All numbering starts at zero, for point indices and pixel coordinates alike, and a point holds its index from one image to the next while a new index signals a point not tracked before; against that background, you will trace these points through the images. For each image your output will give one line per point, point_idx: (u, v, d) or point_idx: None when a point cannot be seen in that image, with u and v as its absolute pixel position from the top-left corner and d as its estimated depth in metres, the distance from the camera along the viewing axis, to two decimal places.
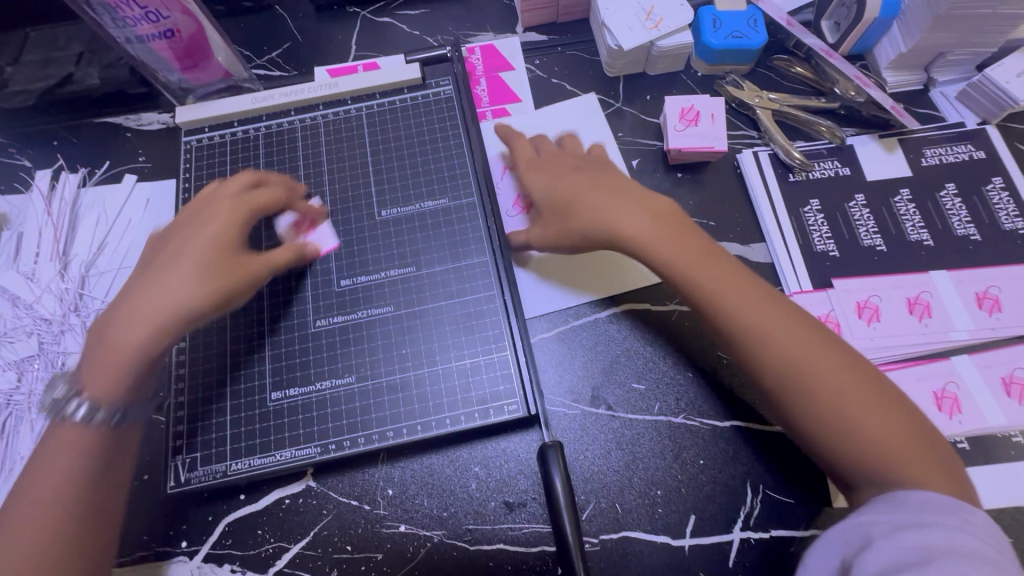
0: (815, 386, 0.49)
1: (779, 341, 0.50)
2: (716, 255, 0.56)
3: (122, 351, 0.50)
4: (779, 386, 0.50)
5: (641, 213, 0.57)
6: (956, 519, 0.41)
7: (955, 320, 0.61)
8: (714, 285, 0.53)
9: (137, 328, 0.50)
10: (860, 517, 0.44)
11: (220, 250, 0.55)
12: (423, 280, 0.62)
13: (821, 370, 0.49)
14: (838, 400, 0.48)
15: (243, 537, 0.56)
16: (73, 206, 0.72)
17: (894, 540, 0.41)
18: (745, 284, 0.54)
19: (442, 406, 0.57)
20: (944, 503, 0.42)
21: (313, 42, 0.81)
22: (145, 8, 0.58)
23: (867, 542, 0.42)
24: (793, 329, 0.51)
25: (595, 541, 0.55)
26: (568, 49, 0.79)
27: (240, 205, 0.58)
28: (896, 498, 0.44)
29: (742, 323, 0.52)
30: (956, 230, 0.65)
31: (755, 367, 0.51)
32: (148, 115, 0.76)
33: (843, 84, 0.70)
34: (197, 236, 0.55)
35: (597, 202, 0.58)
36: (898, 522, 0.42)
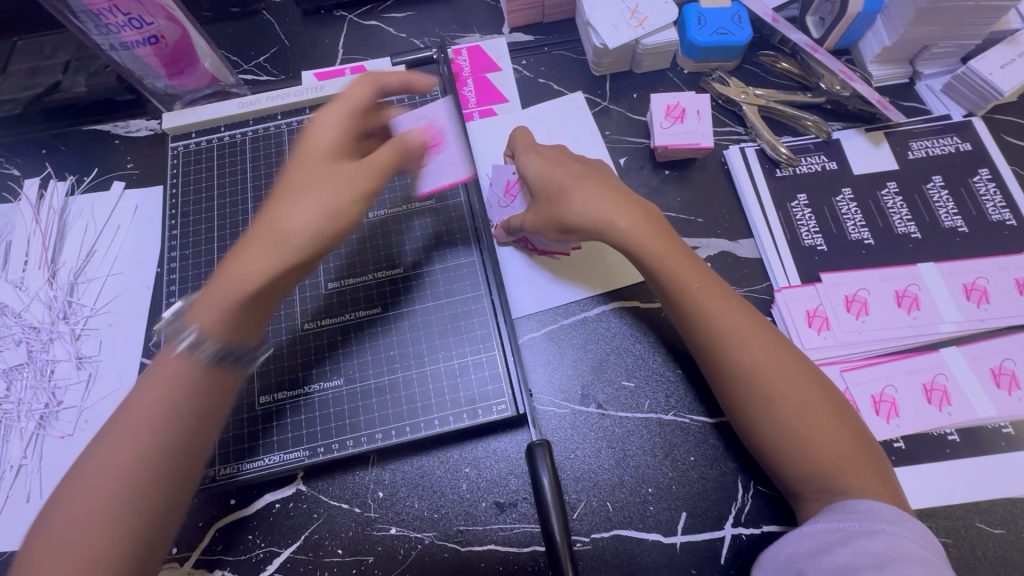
0: (780, 398, 0.50)
1: (754, 353, 0.51)
2: (701, 266, 0.56)
3: (206, 344, 0.46)
4: (749, 394, 0.51)
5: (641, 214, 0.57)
6: (901, 527, 0.44)
7: (944, 312, 0.61)
8: (698, 290, 0.54)
9: (260, 261, 0.46)
10: (815, 525, 0.46)
11: (312, 153, 0.50)
12: (411, 281, 0.62)
13: (785, 384, 0.50)
14: (799, 414, 0.49)
15: (233, 543, 0.56)
16: (62, 214, 0.72)
17: (848, 548, 0.43)
18: (726, 297, 0.54)
19: (431, 407, 0.57)
20: (890, 513, 0.45)
21: (300, 46, 0.81)
22: (128, 15, 0.58)
23: (822, 549, 0.44)
24: (768, 343, 0.52)
25: (586, 540, 0.55)
26: (555, 49, 0.79)
27: (326, 117, 0.52)
28: (847, 506, 0.46)
29: (721, 332, 0.52)
30: (943, 222, 0.65)
31: (725, 372, 0.52)
32: (137, 122, 0.76)
33: (829, 79, 0.70)
34: (330, 159, 0.50)
35: (594, 196, 0.57)
36: (852, 530, 0.44)
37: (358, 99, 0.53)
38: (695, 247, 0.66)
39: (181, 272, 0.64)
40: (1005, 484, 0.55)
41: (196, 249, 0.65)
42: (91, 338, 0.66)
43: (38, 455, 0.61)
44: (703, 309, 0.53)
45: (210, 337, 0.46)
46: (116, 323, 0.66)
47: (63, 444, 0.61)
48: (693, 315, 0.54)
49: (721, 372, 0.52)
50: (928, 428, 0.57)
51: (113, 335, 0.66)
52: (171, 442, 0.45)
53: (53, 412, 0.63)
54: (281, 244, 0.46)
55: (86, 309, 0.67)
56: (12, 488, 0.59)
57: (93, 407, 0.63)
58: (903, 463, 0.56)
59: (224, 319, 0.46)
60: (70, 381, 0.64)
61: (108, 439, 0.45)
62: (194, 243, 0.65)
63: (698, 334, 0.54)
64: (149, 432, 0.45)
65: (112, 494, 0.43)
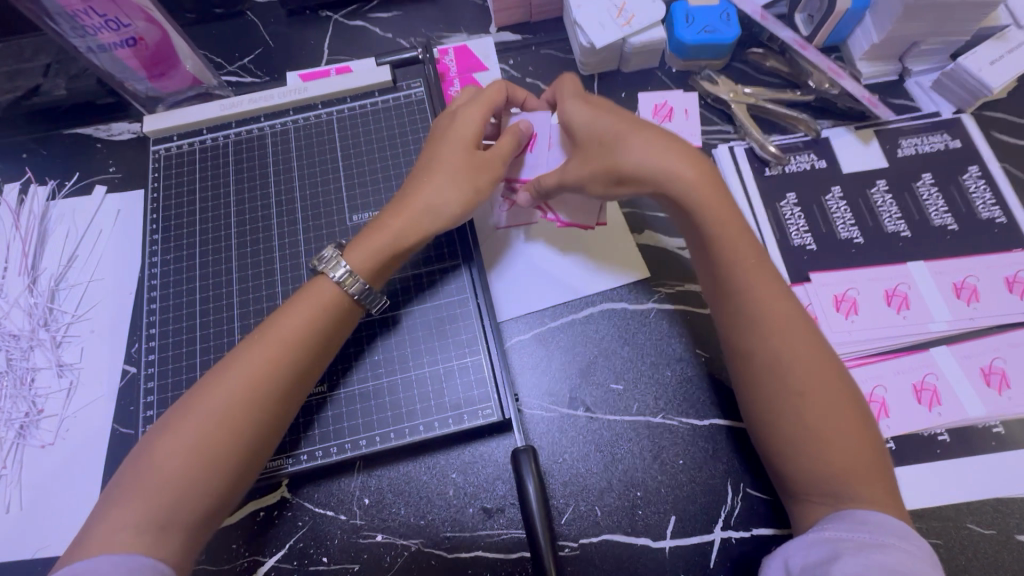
0: (811, 391, 0.47)
1: (792, 339, 0.48)
2: (752, 238, 0.53)
3: (287, 341, 0.50)
4: (776, 383, 0.48)
5: (692, 170, 0.53)
6: (910, 544, 0.41)
7: (934, 311, 0.61)
8: (743, 254, 0.52)
9: (368, 252, 0.54)
10: (821, 532, 0.43)
11: (461, 138, 0.57)
12: (396, 285, 0.61)
13: (814, 363, 0.47)
14: (826, 411, 0.46)
15: (216, 552, 0.55)
16: (42, 219, 0.71)
17: (857, 558, 0.40)
18: (773, 274, 0.51)
19: (417, 412, 0.56)
20: (901, 527, 0.42)
21: (285, 47, 0.80)
22: (105, 16, 0.57)
23: (829, 556, 0.41)
24: (807, 331, 0.49)
25: (575, 546, 0.55)
26: (542, 49, 0.78)
27: (467, 112, 0.59)
28: (856, 515, 0.43)
29: (757, 312, 0.50)
30: (933, 220, 0.65)
31: (751, 357, 0.49)
32: (118, 125, 0.75)
33: (817, 77, 0.70)
34: (453, 151, 0.57)
35: (646, 146, 0.53)
36: (861, 541, 0.41)
37: (466, 121, 0.58)
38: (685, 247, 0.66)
39: (163, 277, 0.63)
40: (996, 484, 0.54)
41: (178, 254, 0.64)
42: (72, 345, 0.65)
43: (18, 465, 0.60)
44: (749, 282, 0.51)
45: (287, 338, 0.50)
46: (98, 330, 0.65)
47: (43, 453, 0.60)
48: (734, 288, 0.51)
49: (749, 355, 0.49)
50: (918, 428, 0.56)
51: (95, 342, 0.65)
52: (260, 420, 0.48)
53: (34, 420, 0.62)
54: (436, 214, 0.56)
55: (67, 315, 0.66)
56: None
57: (74, 415, 0.62)
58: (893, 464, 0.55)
59: (376, 265, 0.55)
60: (52, 389, 0.63)
61: (195, 407, 0.47)
62: (176, 247, 0.65)
63: (732, 308, 0.51)
64: (232, 408, 0.47)
65: (167, 471, 0.45)
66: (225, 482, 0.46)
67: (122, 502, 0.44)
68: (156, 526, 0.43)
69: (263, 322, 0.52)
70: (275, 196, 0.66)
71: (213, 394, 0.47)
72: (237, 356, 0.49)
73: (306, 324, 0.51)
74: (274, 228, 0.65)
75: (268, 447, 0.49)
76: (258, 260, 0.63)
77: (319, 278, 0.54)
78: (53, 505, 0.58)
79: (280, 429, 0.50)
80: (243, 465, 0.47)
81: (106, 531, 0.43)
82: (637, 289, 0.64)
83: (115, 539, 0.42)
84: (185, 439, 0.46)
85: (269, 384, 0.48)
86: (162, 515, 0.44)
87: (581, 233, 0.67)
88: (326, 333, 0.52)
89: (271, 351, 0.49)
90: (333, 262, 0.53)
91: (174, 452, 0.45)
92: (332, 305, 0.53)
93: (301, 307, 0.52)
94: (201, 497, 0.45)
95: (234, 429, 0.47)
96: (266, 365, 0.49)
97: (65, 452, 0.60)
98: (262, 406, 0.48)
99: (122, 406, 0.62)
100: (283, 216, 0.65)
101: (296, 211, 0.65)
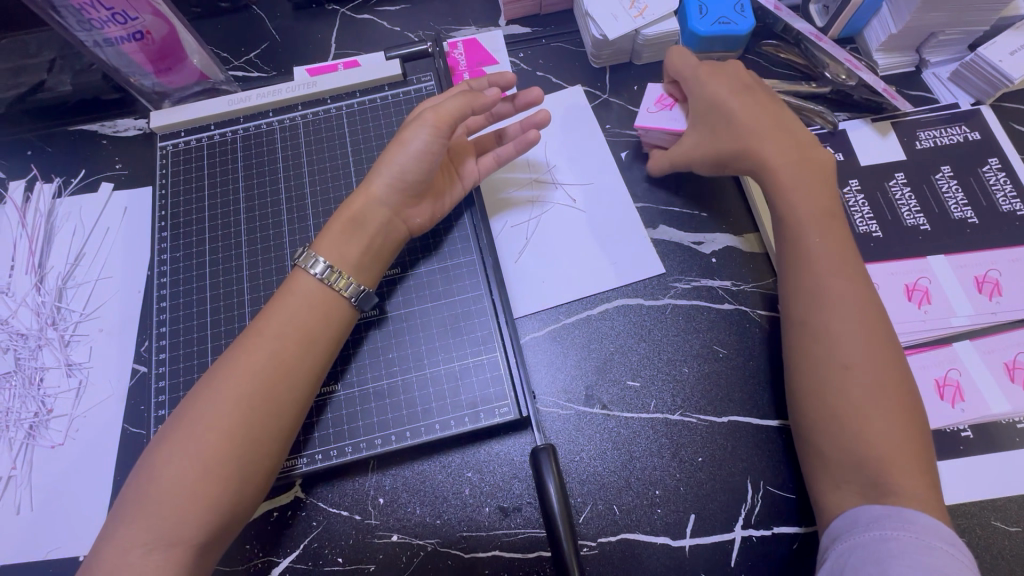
0: (862, 375, 0.47)
1: (861, 315, 0.49)
2: (845, 230, 0.55)
3: (267, 344, 0.49)
4: (826, 359, 0.48)
5: (789, 154, 0.58)
6: (956, 549, 0.41)
7: (955, 306, 0.60)
8: (814, 236, 0.53)
9: (332, 233, 0.55)
10: (865, 533, 0.42)
11: (425, 120, 0.55)
12: (409, 281, 0.61)
13: (862, 352, 0.47)
14: (879, 400, 0.46)
15: (229, 553, 0.54)
16: (48, 217, 0.70)
17: (904, 561, 0.39)
18: (852, 261, 0.52)
19: (432, 411, 0.56)
20: (947, 533, 0.42)
21: (292, 41, 0.79)
22: (111, 9, 0.56)
23: (875, 558, 0.40)
24: (868, 317, 0.49)
25: (593, 545, 0.54)
26: (553, 41, 0.77)
27: (444, 104, 0.55)
28: (902, 515, 0.42)
29: (824, 283, 0.51)
30: (953, 213, 0.64)
31: (811, 327, 0.50)
32: (124, 121, 0.74)
33: (833, 68, 0.69)
34: (410, 144, 0.55)
35: (758, 125, 0.59)
36: (908, 542, 0.41)
37: (447, 111, 0.55)
38: (700, 242, 0.65)
39: (172, 276, 0.63)
40: (1017, 480, 0.54)
41: (188, 250, 0.64)
42: (81, 344, 0.64)
43: (27, 465, 0.59)
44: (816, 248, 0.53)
45: (271, 345, 0.49)
46: (106, 329, 0.65)
47: (53, 453, 0.60)
48: (798, 274, 0.53)
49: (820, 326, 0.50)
50: (941, 425, 0.55)
51: (104, 342, 0.64)
52: (265, 430, 0.47)
53: (43, 421, 0.61)
54: (370, 188, 0.56)
55: (75, 314, 0.65)
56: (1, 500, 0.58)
57: (83, 416, 0.61)
58: None
59: (333, 246, 0.54)
60: (61, 389, 0.62)
61: (194, 413, 0.47)
62: (185, 243, 0.64)
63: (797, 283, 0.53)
64: (233, 413, 0.46)
65: (171, 486, 0.44)
66: (234, 488, 0.45)
67: (129, 519, 0.44)
68: (168, 541, 0.43)
69: (255, 320, 0.52)
70: (284, 193, 0.65)
71: (211, 400, 0.47)
72: (233, 359, 0.49)
73: (296, 324, 0.51)
74: (283, 226, 0.64)
75: (280, 450, 0.49)
76: (269, 254, 0.63)
77: (297, 272, 0.54)
78: (62, 507, 0.57)
79: (287, 433, 0.49)
80: (249, 467, 0.46)
81: (117, 551, 0.43)
82: (653, 284, 0.63)
83: (124, 559, 0.42)
84: (188, 447, 0.45)
85: (272, 387, 0.48)
86: (171, 529, 0.43)
87: (625, 265, 0.64)
88: (317, 333, 0.51)
89: (265, 353, 0.49)
90: (310, 257, 0.53)
91: (178, 463, 0.45)
92: (319, 303, 0.52)
93: (288, 306, 0.51)
94: (211, 502, 0.44)
95: (234, 435, 0.46)
96: (261, 368, 0.48)
97: (74, 451, 0.60)
98: (264, 407, 0.47)
99: (132, 405, 0.61)
100: (292, 214, 0.64)
101: (306, 208, 0.65)
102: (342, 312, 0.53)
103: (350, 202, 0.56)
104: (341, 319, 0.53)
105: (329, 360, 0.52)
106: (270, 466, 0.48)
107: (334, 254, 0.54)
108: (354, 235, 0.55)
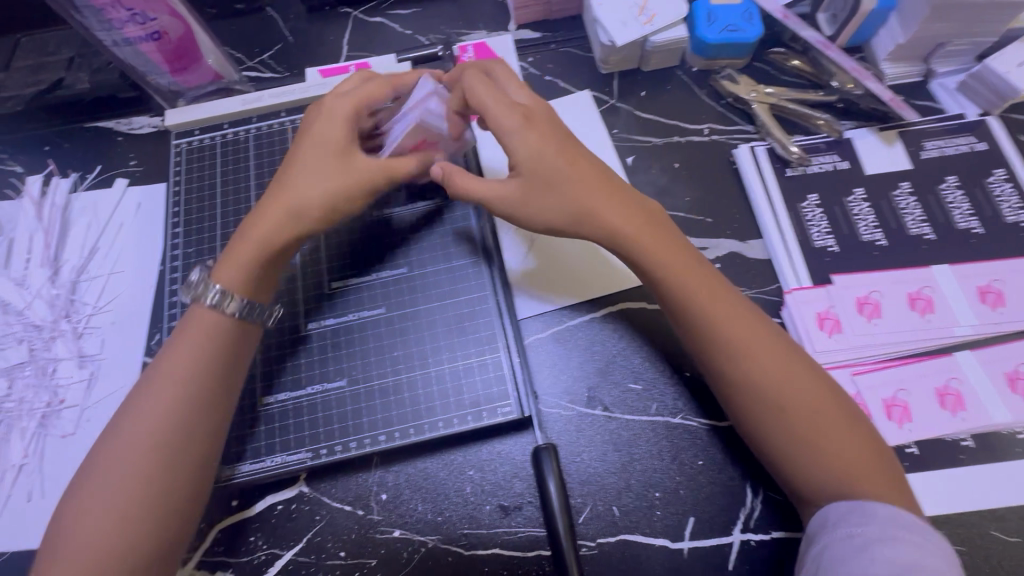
0: (793, 411, 0.48)
1: (768, 355, 0.49)
2: (697, 262, 0.54)
3: (191, 383, 0.50)
4: (765, 411, 0.48)
5: (603, 194, 0.54)
6: (921, 537, 0.42)
7: (959, 315, 0.60)
8: (683, 289, 0.52)
9: (260, 262, 0.54)
10: (835, 531, 0.44)
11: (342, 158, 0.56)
12: (416, 280, 0.62)
13: (789, 385, 0.48)
14: (823, 426, 0.47)
15: (234, 545, 0.55)
16: (64, 211, 0.71)
17: (870, 556, 0.41)
18: (734, 302, 0.52)
19: (436, 409, 0.56)
20: (913, 521, 0.43)
21: (305, 43, 0.80)
22: (131, 10, 0.58)
23: (844, 556, 0.42)
24: (776, 352, 0.49)
25: (592, 545, 0.54)
26: (562, 47, 0.78)
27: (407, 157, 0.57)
28: (866, 508, 0.44)
29: (728, 340, 0.50)
30: (957, 223, 0.64)
31: (733, 385, 0.50)
32: (140, 119, 0.76)
33: (840, 77, 0.70)
34: (335, 178, 0.55)
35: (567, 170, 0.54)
36: (873, 535, 0.42)
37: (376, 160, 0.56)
38: (704, 247, 0.66)
39: (184, 271, 0.64)
40: (1018, 491, 0.54)
41: (199, 247, 0.65)
42: (93, 336, 0.65)
43: (39, 454, 0.60)
44: (707, 315, 0.51)
45: (194, 385, 0.50)
46: (118, 322, 0.66)
47: (63, 442, 0.61)
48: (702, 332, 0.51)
49: (735, 384, 0.49)
50: (942, 434, 0.56)
51: (115, 334, 0.65)
52: (184, 463, 0.48)
53: (55, 410, 0.62)
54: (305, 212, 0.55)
55: (88, 307, 0.67)
56: (13, 488, 0.59)
57: (94, 406, 0.62)
58: (917, 469, 0.55)
59: (244, 272, 0.54)
60: (72, 379, 0.63)
61: (111, 451, 0.48)
62: (197, 239, 0.65)
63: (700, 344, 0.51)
64: (155, 452, 0.48)
65: (99, 521, 0.46)
66: (160, 525, 0.47)
67: (65, 549, 0.45)
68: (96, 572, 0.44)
69: (161, 355, 0.52)
70: None
71: (129, 439, 0.48)
72: (158, 392, 0.50)
73: (189, 358, 0.51)
74: None
75: (202, 484, 0.50)
76: None
77: (197, 307, 0.53)
78: None
79: (206, 468, 0.50)
80: (177, 505, 0.48)
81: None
82: None
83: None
84: (106, 484, 0.47)
85: (184, 424, 0.49)
86: (102, 565, 0.45)
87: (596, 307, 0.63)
88: (212, 364, 0.51)
89: (160, 390, 0.50)
90: (206, 288, 0.53)
91: (103, 502, 0.46)
92: (216, 335, 0.52)
93: (187, 341, 0.52)
94: (175, 521, 0.47)
95: (156, 472, 0.47)
96: (170, 407, 0.49)
97: (85, 441, 0.61)
98: (171, 444, 0.48)
99: None
100: None
101: None
102: (245, 339, 0.54)
103: (255, 240, 0.54)
104: (246, 343, 0.54)
105: (234, 391, 0.53)
106: (197, 500, 0.49)
107: (243, 281, 0.53)
108: (268, 260, 0.55)
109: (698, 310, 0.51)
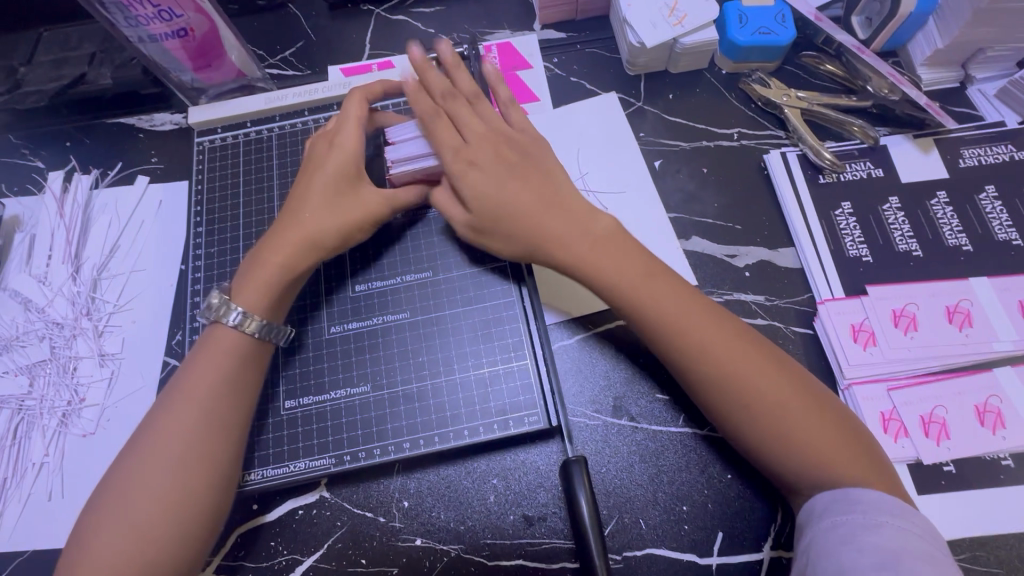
0: (788, 426, 0.46)
1: (751, 370, 0.48)
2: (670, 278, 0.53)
3: (199, 402, 0.49)
4: (756, 427, 0.47)
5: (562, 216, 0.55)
6: (905, 519, 0.42)
7: (998, 330, 0.58)
8: (663, 308, 0.50)
9: (266, 285, 0.54)
10: (819, 523, 0.44)
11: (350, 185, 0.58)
12: (441, 285, 0.60)
13: (775, 398, 0.47)
14: (816, 439, 0.46)
15: (255, 549, 0.55)
16: (85, 208, 0.71)
17: (853, 547, 0.41)
18: (714, 317, 0.50)
19: (461, 416, 0.55)
20: (896, 505, 0.43)
21: (327, 40, 0.79)
22: (158, 6, 0.57)
23: (829, 548, 0.42)
24: (764, 367, 0.48)
25: (618, 558, 0.53)
26: (587, 47, 0.76)
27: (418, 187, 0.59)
28: (849, 495, 0.44)
29: (716, 361, 0.48)
30: (996, 234, 0.62)
31: (721, 407, 0.48)
32: (161, 116, 0.75)
33: (877, 82, 0.67)
34: (348, 206, 0.57)
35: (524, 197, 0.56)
36: (855, 523, 0.42)
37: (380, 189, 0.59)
38: (733, 255, 0.64)
39: (205, 271, 0.63)
40: None
41: (222, 247, 0.64)
42: (113, 335, 0.65)
43: (60, 452, 0.60)
44: (688, 334, 0.49)
45: (199, 404, 0.49)
46: (139, 320, 0.65)
47: (84, 442, 0.61)
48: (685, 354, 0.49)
49: (721, 403, 0.48)
50: (980, 452, 0.54)
51: (135, 333, 0.65)
52: (192, 485, 0.47)
53: (76, 409, 0.62)
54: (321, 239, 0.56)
55: (109, 305, 0.66)
56: (33, 486, 0.59)
57: (114, 405, 0.62)
58: (952, 488, 0.53)
59: (260, 296, 0.54)
60: (93, 378, 0.63)
61: (123, 481, 0.47)
62: (219, 239, 0.64)
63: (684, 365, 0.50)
64: (166, 479, 0.47)
65: (115, 552, 0.45)
66: (176, 548, 0.46)
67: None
68: None
69: (174, 380, 0.52)
70: None
71: (141, 468, 0.47)
72: (158, 424, 0.49)
73: (202, 382, 0.50)
74: None
75: (219, 505, 0.49)
76: None
77: (216, 328, 0.53)
78: None
79: (223, 486, 0.49)
80: (191, 527, 0.47)
81: None
82: None
83: None
84: (119, 515, 0.46)
85: (197, 447, 0.48)
86: None
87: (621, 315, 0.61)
88: (222, 386, 0.51)
89: (171, 415, 0.49)
90: (225, 309, 0.53)
91: (114, 532, 0.45)
92: (229, 357, 0.52)
93: (201, 364, 0.51)
94: (190, 546, 0.46)
95: (171, 498, 0.46)
96: (182, 433, 0.48)
97: (106, 441, 0.61)
98: (184, 468, 0.47)
99: None
100: None
101: None
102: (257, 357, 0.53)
103: (271, 259, 0.55)
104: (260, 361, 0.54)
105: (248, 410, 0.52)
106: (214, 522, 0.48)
107: (259, 304, 0.53)
108: (286, 285, 0.55)
109: (679, 328, 0.50)
